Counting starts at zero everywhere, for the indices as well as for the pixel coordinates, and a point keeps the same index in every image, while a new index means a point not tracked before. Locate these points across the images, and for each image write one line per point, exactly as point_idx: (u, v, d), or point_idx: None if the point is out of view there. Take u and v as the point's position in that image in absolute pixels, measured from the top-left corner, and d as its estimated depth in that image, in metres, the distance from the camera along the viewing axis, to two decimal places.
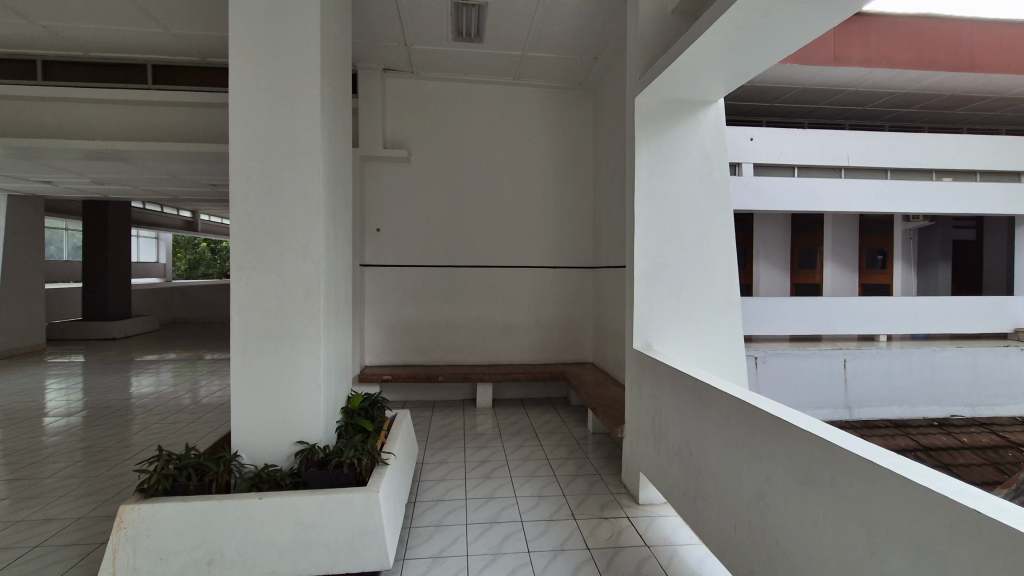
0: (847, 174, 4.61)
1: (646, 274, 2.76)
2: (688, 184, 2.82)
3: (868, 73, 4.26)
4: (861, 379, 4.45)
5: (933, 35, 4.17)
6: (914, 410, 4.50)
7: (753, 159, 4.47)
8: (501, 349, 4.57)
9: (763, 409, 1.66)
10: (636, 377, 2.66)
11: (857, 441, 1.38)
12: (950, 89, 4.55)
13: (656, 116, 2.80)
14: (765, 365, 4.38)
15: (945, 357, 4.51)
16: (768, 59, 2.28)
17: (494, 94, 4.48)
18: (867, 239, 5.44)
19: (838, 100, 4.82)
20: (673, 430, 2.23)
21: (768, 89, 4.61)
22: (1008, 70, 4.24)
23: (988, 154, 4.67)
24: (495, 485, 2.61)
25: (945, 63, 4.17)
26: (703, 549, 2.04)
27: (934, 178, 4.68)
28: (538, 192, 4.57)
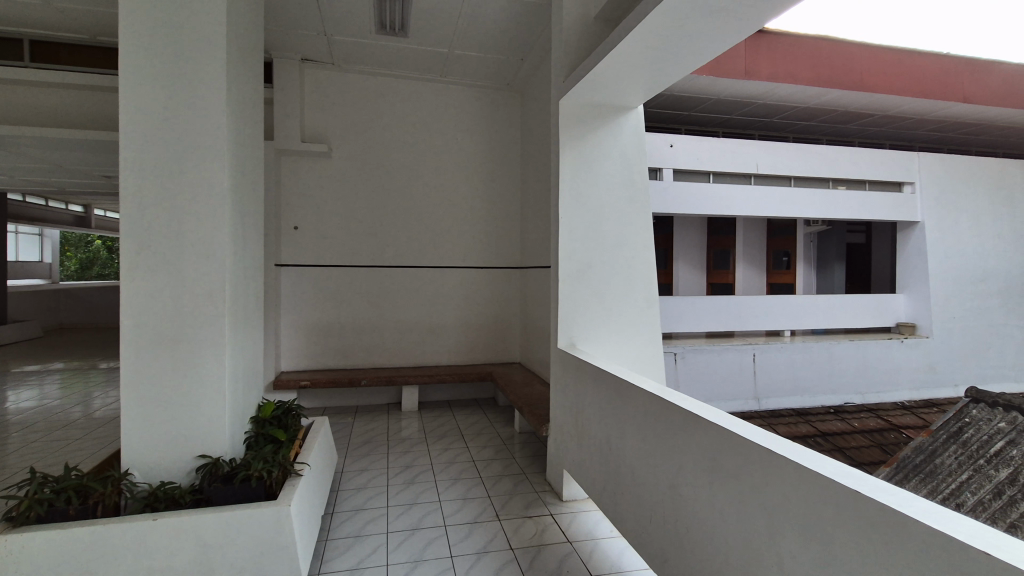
0: (756, 181, 4.94)
1: (570, 274, 2.80)
2: (609, 187, 2.90)
3: (775, 88, 4.59)
4: (768, 371, 4.78)
5: (829, 55, 4.56)
6: (814, 399, 4.90)
7: (672, 165, 4.67)
8: (429, 350, 4.50)
9: (676, 403, 1.72)
10: (560, 376, 2.69)
11: (758, 431, 1.46)
12: (844, 105, 4.99)
13: (579, 119, 2.85)
14: (684, 360, 4.60)
15: (840, 350, 4.95)
16: (682, 69, 2.38)
17: (421, 91, 4.40)
18: (773, 241, 5.85)
19: (748, 111, 5.15)
20: (595, 427, 2.27)
21: (686, 99, 4.84)
22: (890, 91, 4.71)
23: (875, 166, 5.16)
24: (418, 490, 2.55)
25: (841, 82, 4.58)
26: (621, 542, 2.09)
27: (830, 187, 5.13)
28: (466, 192, 4.54)
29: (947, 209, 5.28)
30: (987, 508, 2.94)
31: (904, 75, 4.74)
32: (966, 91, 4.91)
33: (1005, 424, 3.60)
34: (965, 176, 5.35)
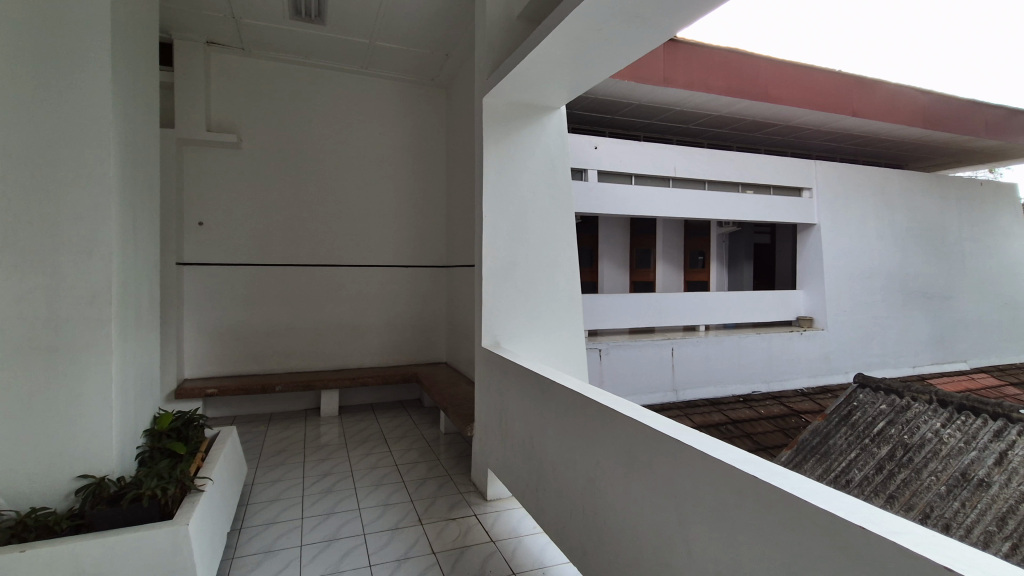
0: (674, 184, 5.18)
1: (495, 273, 2.80)
2: (533, 186, 2.92)
3: (691, 96, 4.84)
4: (684, 365, 5.04)
5: (738, 67, 4.87)
6: (725, 389, 5.21)
7: (597, 166, 4.79)
8: (352, 352, 4.34)
9: (594, 399, 1.76)
10: (484, 374, 2.68)
11: (669, 422, 1.52)
12: (752, 114, 5.35)
13: (503, 118, 2.85)
14: (608, 356, 4.74)
15: (748, 342, 5.31)
16: (602, 73, 2.45)
17: (342, 83, 4.24)
18: (690, 241, 6.15)
19: (667, 117, 5.39)
20: (517, 425, 2.28)
21: (609, 103, 4.99)
22: (791, 103, 5.10)
23: (778, 172, 5.58)
24: (336, 499, 2.44)
25: (749, 93, 4.90)
26: (544, 537, 2.12)
27: (740, 190, 5.48)
28: (390, 189, 4.43)
29: (838, 212, 5.81)
30: (871, 482, 3.36)
31: (803, 89, 5.16)
32: (855, 106, 5.42)
33: (886, 406, 4.05)
34: (853, 184, 5.92)
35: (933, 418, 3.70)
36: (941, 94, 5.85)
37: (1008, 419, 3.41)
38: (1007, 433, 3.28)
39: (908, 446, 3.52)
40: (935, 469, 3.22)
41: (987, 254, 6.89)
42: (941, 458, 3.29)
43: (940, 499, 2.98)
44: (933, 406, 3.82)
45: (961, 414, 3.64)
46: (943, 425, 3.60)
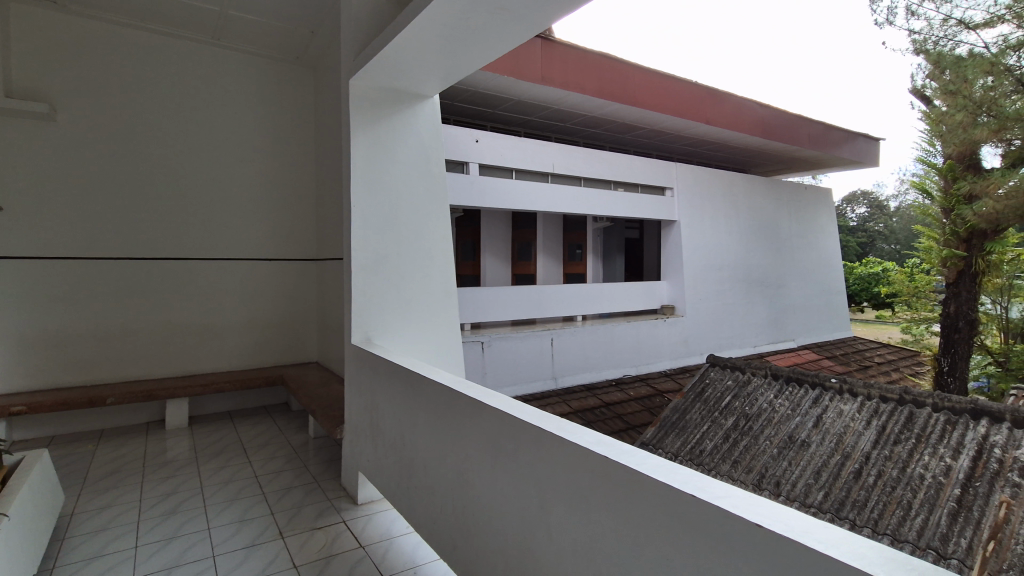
0: (552, 180, 5.37)
1: (365, 266, 2.66)
2: (406, 177, 2.85)
3: (567, 96, 5.03)
4: (563, 353, 5.25)
5: (609, 71, 5.16)
6: (600, 374, 5.53)
7: (478, 159, 4.78)
8: (207, 355, 3.93)
9: (462, 392, 1.74)
10: (354, 373, 2.56)
11: (533, 410, 1.55)
12: (622, 117, 5.71)
13: (372, 104, 2.71)
14: (490, 348, 4.77)
15: (620, 330, 5.68)
16: (473, 64, 2.44)
17: (188, 55, 3.78)
18: (569, 235, 6.42)
19: (545, 114, 5.56)
20: (388, 425, 2.20)
21: (490, 97, 5.01)
22: (655, 108, 5.53)
23: (644, 171, 6.02)
24: (182, 520, 2.18)
25: (618, 97, 5.22)
26: (417, 537, 2.07)
27: (612, 187, 5.83)
28: (250, 176, 4.06)
29: (694, 210, 6.42)
30: (719, 449, 3.83)
31: (665, 96, 5.60)
32: (708, 115, 6.01)
33: (732, 381, 4.57)
34: (706, 185, 6.59)
35: (768, 389, 4.28)
36: (776, 109, 6.70)
37: (822, 388, 4.06)
38: (822, 400, 3.94)
39: (749, 416, 4.06)
40: (769, 435, 3.79)
41: (809, 247, 8.06)
42: (774, 424, 3.88)
43: (773, 460, 3.54)
44: (768, 378, 4.41)
45: (788, 385, 4.25)
46: (775, 395, 4.19)
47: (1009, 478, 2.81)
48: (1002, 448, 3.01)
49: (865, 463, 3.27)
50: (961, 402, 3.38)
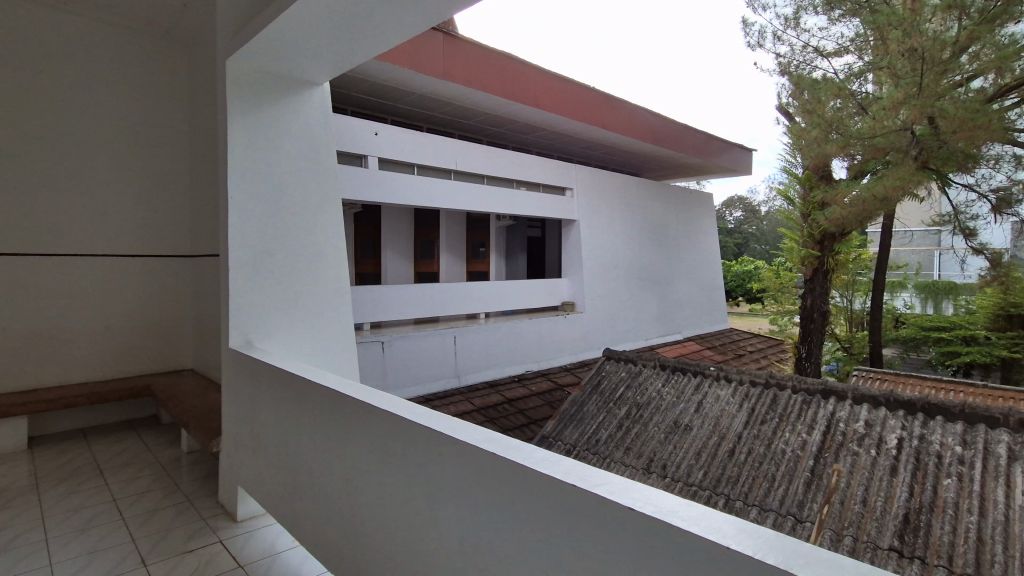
0: (454, 177, 5.33)
1: (246, 263, 2.46)
2: (293, 167, 2.68)
3: (469, 93, 5.02)
4: (466, 351, 5.23)
5: (511, 72, 5.22)
6: (503, 370, 5.59)
7: (377, 153, 4.62)
8: (54, 366, 3.42)
9: (349, 395, 1.66)
10: (232, 380, 2.35)
11: (422, 410, 1.51)
12: (524, 117, 5.81)
13: (253, 87, 2.51)
14: (391, 348, 4.62)
15: (523, 326, 5.79)
16: (366, 53, 2.35)
17: (26, 18, 3.25)
18: (472, 233, 6.39)
19: (447, 111, 5.51)
20: (270, 433, 2.06)
21: (390, 89, 4.86)
22: (556, 111, 5.70)
23: (544, 171, 6.18)
24: (15, 559, 1.87)
25: (520, 97, 5.31)
26: (302, 551, 1.95)
27: (514, 186, 5.92)
28: (109, 161, 3.59)
29: (593, 210, 6.70)
30: (614, 438, 4.05)
31: (566, 100, 5.79)
32: (605, 121, 6.31)
33: (625, 372, 4.83)
34: (603, 186, 6.91)
35: (657, 378, 4.58)
36: (666, 118, 7.18)
37: (703, 375, 4.42)
38: (703, 386, 4.30)
39: (640, 405, 4.33)
40: (657, 421, 4.08)
41: (694, 247, 8.75)
42: (661, 411, 4.18)
43: (661, 445, 3.83)
44: (657, 368, 4.71)
45: (674, 373, 4.58)
46: (663, 383, 4.50)
47: (850, 447, 3.26)
48: (844, 422, 3.47)
49: (738, 442, 3.62)
50: (814, 383, 3.84)
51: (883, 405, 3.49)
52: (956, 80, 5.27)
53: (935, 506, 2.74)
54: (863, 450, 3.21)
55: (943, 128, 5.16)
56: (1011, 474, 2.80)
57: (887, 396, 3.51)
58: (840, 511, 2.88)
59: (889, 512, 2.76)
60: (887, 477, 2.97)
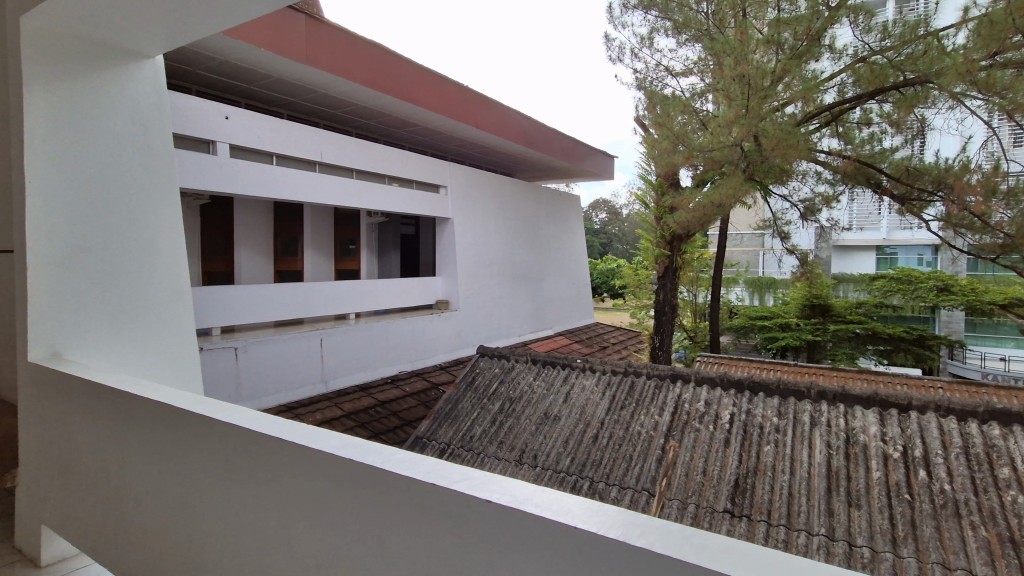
0: (319, 169, 5.02)
1: (55, 261, 2.05)
2: (117, 150, 2.33)
3: (336, 81, 4.76)
4: (334, 354, 4.96)
5: (381, 63, 5.04)
6: (375, 372, 5.40)
7: (228, 139, 4.18)
8: None
9: (184, 409, 1.47)
10: (32, 401, 1.97)
11: (271, 421, 1.39)
12: (396, 111, 5.65)
13: (60, 54, 2.10)
14: (246, 354, 4.21)
15: (396, 326, 5.65)
16: (211, 28, 2.12)
17: None
18: (341, 230, 6.07)
19: (311, 98, 5.17)
20: (85, 458, 1.76)
21: (244, 70, 4.43)
22: (428, 106, 5.62)
23: (417, 168, 6.08)
24: None
25: (391, 90, 5.16)
26: None
27: (385, 181, 5.75)
28: None
29: (467, 208, 6.74)
30: (489, 433, 4.12)
31: (438, 96, 5.74)
32: (477, 120, 6.37)
33: (498, 368, 4.92)
34: (477, 185, 6.98)
35: (528, 372, 4.75)
36: (536, 121, 7.46)
37: (570, 367, 4.68)
38: (570, 377, 4.54)
39: (513, 399, 4.45)
40: (529, 413, 4.24)
41: (564, 246, 9.22)
42: (532, 404, 4.34)
43: (533, 436, 3.98)
44: (528, 362, 4.87)
45: (544, 366, 4.77)
46: (534, 377, 4.67)
47: (693, 425, 3.67)
48: (689, 403, 3.90)
49: (601, 427, 3.90)
50: (664, 369, 4.25)
51: (719, 386, 3.98)
52: (775, 105, 6.19)
53: (757, 469, 3.21)
54: (704, 426, 3.63)
55: (765, 145, 6.03)
56: (812, 437, 3.35)
57: (721, 377, 4.00)
58: (686, 482, 3.24)
59: (724, 479, 3.18)
60: (721, 448, 3.41)
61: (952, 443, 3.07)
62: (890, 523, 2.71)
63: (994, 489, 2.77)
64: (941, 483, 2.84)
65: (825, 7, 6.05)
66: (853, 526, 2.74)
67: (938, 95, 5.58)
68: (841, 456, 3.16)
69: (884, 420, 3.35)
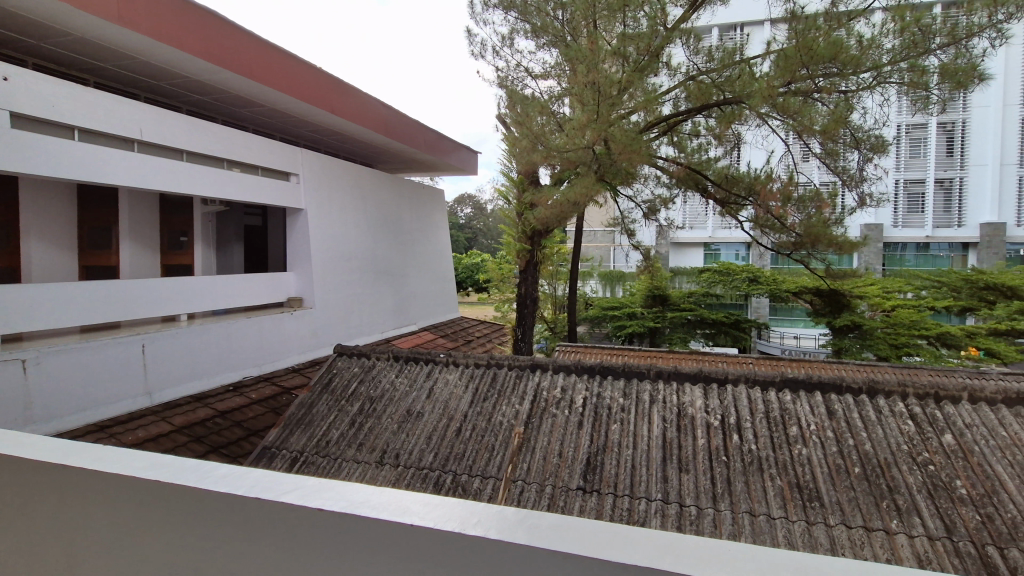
0: (139, 148, 4.33)
1: None
2: None
3: (159, 49, 4.14)
4: (160, 362, 4.33)
5: (218, 33, 4.49)
6: (214, 379, 4.83)
7: (9, 105, 3.40)
8: None
9: None
10: None
11: (54, 442, 1.17)
12: (236, 89, 5.09)
13: None
14: (38, 367, 3.48)
15: (239, 327, 5.11)
16: None
17: None
18: (169, 219, 5.42)
19: (126, 65, 4.44)
20: None
21: (31, 23, 3.65)
22: (277, 86, 5.15)
23: (263, 153, 5.54)
24: None
25: (231, 65, 4.63)
26: None
27: (224, 167, 5.16)
28: None
29: (321, 199, 6.32)
30: (347, 436, 3.93)
31: (288, 76, 5.28)
32: (333, 106, 5.99)
33: (357, 367, 4.70)
34: (333, 175, 6.58)
35: (390, 370, 4.60)
36: (397, 111, 7.24)
37: (433, 362, 4.63)
38: (433, 373, 4.50)
39: (373, 399, 4.29)
40: (390, 412, 4.12)
41: (428, 240, 9.11)
42: (394, 402, 4.22)
43: (395, 435, 3.88)
44: (389, 360, 4.72)
45: (407, 363, 4.66)
46: (396, 374, 4.55)
47: (550, 410, 3.86)
48: (547, 390, 4.09)
49: (464, 420, 3.92)
50: (523, 360, 4.41)
51: (573, 372, 4.23)
52: (621, 113, 6.74)
53: (606, 447, 3.49)
54: (560, 411, 3.85)
55: (613, 149, 6.54)
56: (651, 413, 3.72)
57: (576, 364, 4.26)
58: (543, 465, 3.41)
59: (577, 458, 3.41)
60: (575, 431, 3.63)
61: (757, 409, 3.62)
62: (711, 482, 3.12)
63: (786, 444, 3.32)
64: (749, 443, 3.34)
65: (662, 27, 6.70)
66: (682, 488, 3.11)
67: (748, 115, 6.50)
68: (674, 428, 3.55)
69: (708, 393, 3.84)
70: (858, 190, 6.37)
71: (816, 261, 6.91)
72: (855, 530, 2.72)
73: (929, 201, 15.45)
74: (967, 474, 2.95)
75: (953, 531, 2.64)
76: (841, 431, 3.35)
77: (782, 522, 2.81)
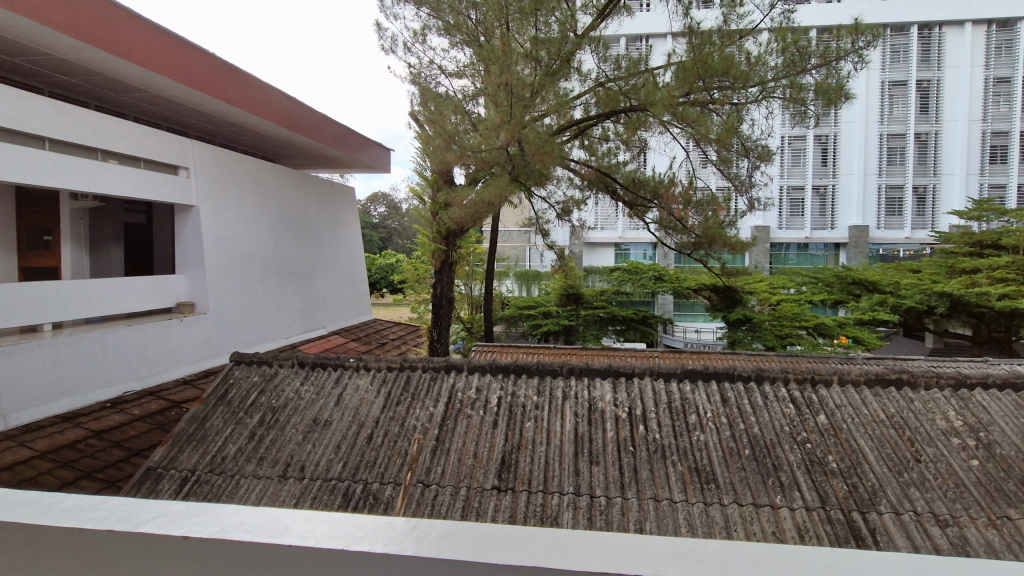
0: None
1: None
2: None
3: (13, 21, 3.61)
4: (18, 378, 3.77)
5: (87, 8, 4.01)
6: (86, 395, 4.30)
7: None
8: None
9: None
10: None
11: None
12: (112, 72, 4.57)
13: None
14: None
15: (116, 337, 4.60)
16: None
17: None
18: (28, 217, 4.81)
19: None
20: None
21: None
22: (161, 71, 4.70)
23: (146, 144, 5.02)
24: None
25: (105, 45, 4.16)
26: None
27: (99, 158, 4.62)
28: None
29: (216, 196, 5.85)
30: (246, 451, 3.65)
31: (174, 61, 4.83)
32: (229, 94, 5.55)
33: (258, 376, 4.39)
34: (229, 169, 6.10)
35: (295, 377, 4.35)
36: (302, 103, 6.84)
37: (342, 367, 4.44)
38: (343, 378, 4.31)
39: (276, 409, 4.03)
40: (295, 422, 3.89)
41: (338, 240, 8.73)
42: (300, 411, 3.99)
43: (301, 446, 3.67)
44: (294, 366, 4.46)
45: (314, 369, 4.43)
46: (302, 381, 4.30)
47: (465, 411, 3.84)
48: (461, 391, 4.06)
49: (376, 426, 3.79)
50: (438, 361, 4.34)
51: (488, 372, 4.23)
52: (534, 115, 6.87)
53: (521, 444, 3.53)
54: (475, 411, 3.83)
55: (527, 150, 6.64)
56: (564, 409, 3.82)
57: (490, 364, 4.27)
58: (458, 467, 3.39)
59: (492, 458, 3.42)
60: (490, 431, 3.65)
61: (661, 400, 3.83)
62: (620, 472, 3.25)
63: (686, 432, 3.54)
64: (653, 433, 3.53)
65: (572, 34, 6.87)
66: (593, 480, 3.21)
67: (653, 122, 6.83)
68: (585, 422, 3.67)
69: (616, 387, 4.00)
70: (748, 194, 6.94)
71: (714, 259, 7.45)
72: (746, 507, 2.95)
73: (808, 206, 17.21)
74: (838, 449, 3.30)
75: (826, 501, 2.95)
76: (733, 416, 3.62)
77: (682, 504, 3.00)
